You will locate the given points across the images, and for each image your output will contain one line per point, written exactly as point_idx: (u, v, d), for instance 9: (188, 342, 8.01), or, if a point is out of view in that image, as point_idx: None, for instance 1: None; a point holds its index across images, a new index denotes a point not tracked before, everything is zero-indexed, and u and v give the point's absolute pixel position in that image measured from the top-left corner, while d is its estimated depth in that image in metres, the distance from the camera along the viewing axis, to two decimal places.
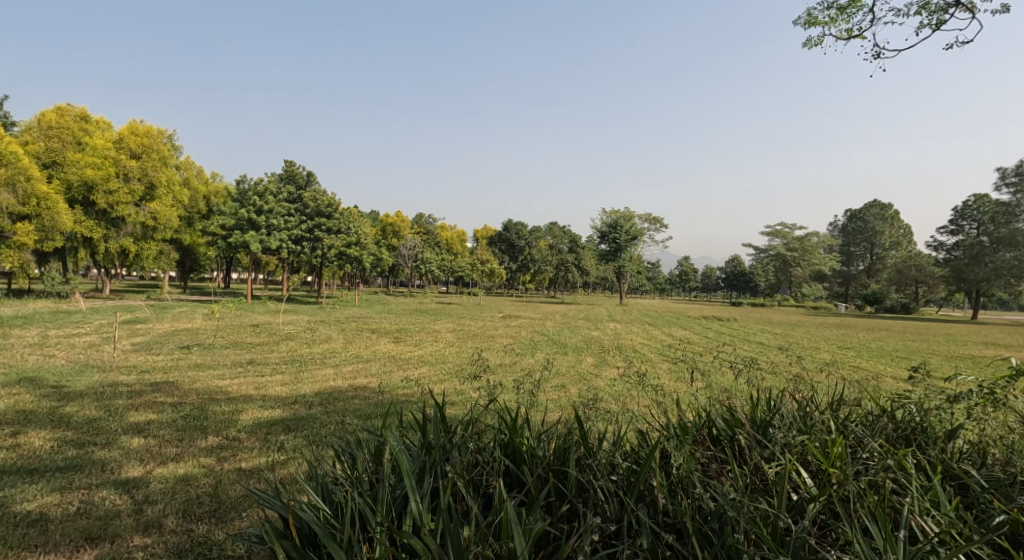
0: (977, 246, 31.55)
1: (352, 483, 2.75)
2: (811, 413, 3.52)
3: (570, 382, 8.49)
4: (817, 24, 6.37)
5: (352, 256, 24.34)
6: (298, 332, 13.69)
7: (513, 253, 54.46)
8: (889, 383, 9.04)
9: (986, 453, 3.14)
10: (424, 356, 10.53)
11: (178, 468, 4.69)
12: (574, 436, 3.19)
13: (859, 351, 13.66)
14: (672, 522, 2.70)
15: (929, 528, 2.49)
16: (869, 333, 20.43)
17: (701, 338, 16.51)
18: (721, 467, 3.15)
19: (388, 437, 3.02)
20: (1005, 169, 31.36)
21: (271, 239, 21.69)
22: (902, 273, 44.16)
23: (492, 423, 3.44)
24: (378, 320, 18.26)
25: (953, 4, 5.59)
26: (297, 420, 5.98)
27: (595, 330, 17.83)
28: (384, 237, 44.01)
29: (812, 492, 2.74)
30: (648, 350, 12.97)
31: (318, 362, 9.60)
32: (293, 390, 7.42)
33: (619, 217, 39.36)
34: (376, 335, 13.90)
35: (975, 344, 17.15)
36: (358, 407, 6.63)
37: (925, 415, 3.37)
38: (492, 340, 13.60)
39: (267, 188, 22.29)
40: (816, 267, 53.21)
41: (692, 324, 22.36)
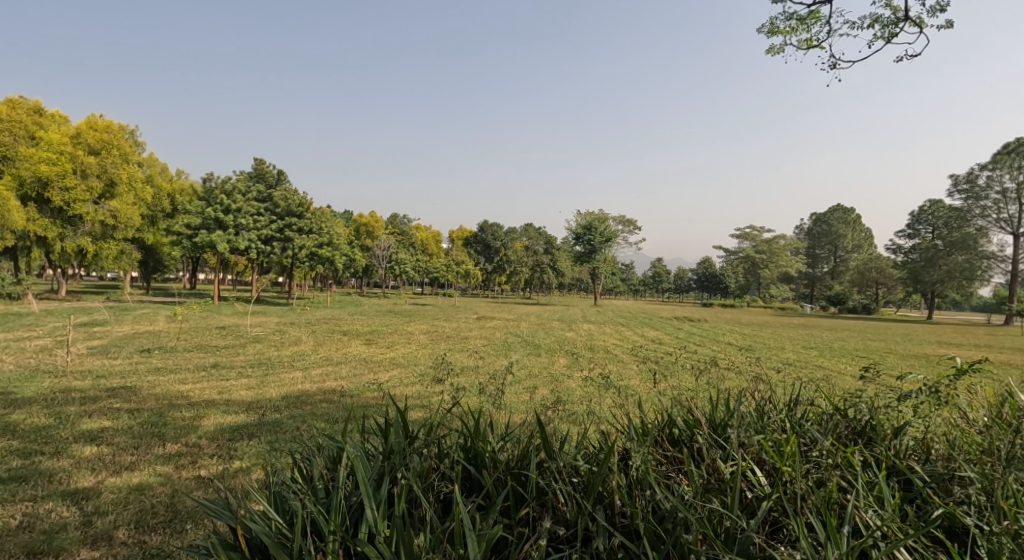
0: (933, 249, 32.87)
1: (306, 491, 2.73)
2: (768, 412, 3.60)
3: (540, 383, 8.56)
4: (779, 33, 6.57)
5: (324, 256, 23.99)
6: (266, 334, 13.46)
7: (488, 254, 54.49)
8: (847, 382, 9.38)
9: (931, 449, 3.24)
10: (395, 359, 10.47)
11: (133, 478, 4.56)
12: (534, 439, 3.21)
13: (821, 351, 14.13)
14: (629, 524, 2.74)
15: (871, 523, 2.57)
16: (832, 333, 21.14)
17: (672, 339, 16.84)
18: (677, 467, 3.21)
19: (347, 443, 3.00)
20: (957, 176, 32.52)
21: (239, 239, 21.14)
22: (863, 275, 45.63)
23: (453, 425, 3.44)
24: (350, 322, 18.03)
25: (903, 19, 5.83)
26: (261, 425, 5.87)
27: (568, 331, 18.01)
28: (358, 238, 43.54)
29: (764, 491, 2.82)
30: (619, 350, 13.17)
31: (286, 365, 9.46)
32: (259, 394, 7.30)
33: (594, 219, 39.66)
34: (347, 337, 13.74)
35: (930, 343, 17.91)
36: (325, 410, 6.57)
37: (875, 413, 3.48)
38: (465, 342, 13.57)
39: (236, 187, 21.85)
40: (783, 268, 54.52)
41: (664, 325, 22.69)
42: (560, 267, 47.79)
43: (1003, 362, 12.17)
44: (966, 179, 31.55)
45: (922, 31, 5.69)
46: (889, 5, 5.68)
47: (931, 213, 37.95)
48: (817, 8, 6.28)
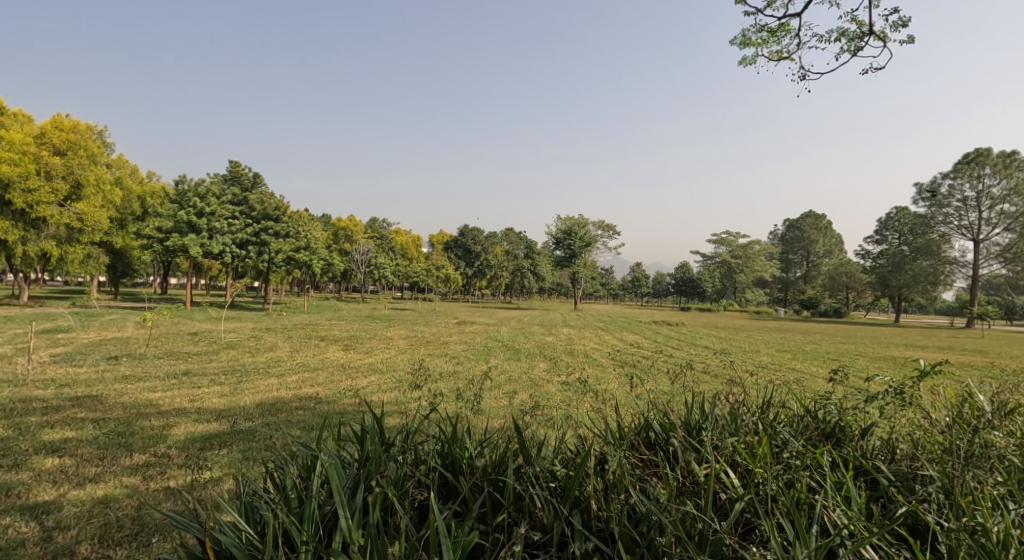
0: (899, 255, 33.84)
1: (278, 501, 2.67)
2: (741, 414, 3.65)
3: (520, 388, 8.55)
4: (751, 44, 6.72)
5: (301, 261, 23.68)
6: (240, 340, 13.20)
7: (468, 258, 54.35)
8: (818, 384, 9.61)
9: (896, 449, 3.32)
10: (374, 364, 10.37)
11: (97, 490, 4.42)
12: (512, 444, 3.21)
13: (795, 354, 14.44)
14: (604, 528, 2.74)
15: (839, 522, 2.62)
16: (805, 337, 21.63)
17: (650, 343, 17.02)
18: (653, 470, 3.23)
19: (321, 451, 2.96)
20: (921, 184, 33.60)
21: (213, 243, 20.67)
22: (834, 280, 46.72)
23: (430, 431, 3.41)
24: (327, 327, 17.81)
25: (868, 33, 6.01)
26: (233, 434, 5.75)
27: (548, 336, 18.07)
28: (336, 242, 43.04)
29: (737, 492, 2.85)
30: (598, 355, 13.26)
31: (261, 372, 9.28)
32: (232, 401, 7.15)
33: (574, 224, 39.79)
34: (324, 342, 13.55)
35: (899, 345, 18.46)
36: (300, 417, 6.47)
37: (844, 415, 3.56)
38: (445, 347, 13.51)
39: (210, 190, 21.34)
40: (758, 273, 55.49)
41: (642, 329, 22.89)
42: (540, 272, 47.93)
43: (967, 363, 12.60)
44: (930, 188, 32.54)
45: (887, 44, 5.88)
46: (855, 20, 5.86)
47: (897, 219, 39.09)
48: (787, 21, 6.43)
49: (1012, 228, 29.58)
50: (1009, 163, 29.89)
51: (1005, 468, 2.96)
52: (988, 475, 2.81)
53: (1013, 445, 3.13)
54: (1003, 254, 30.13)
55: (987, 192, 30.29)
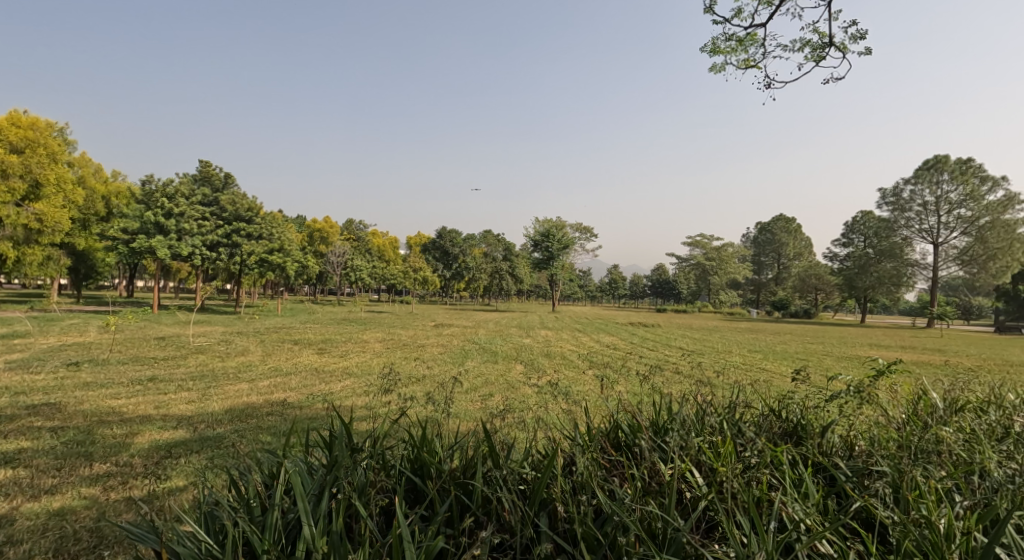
0: (864, 257, 34.77)
1: (240, 510, 2.63)
2: (707, 414, 3.72)
3: (496, 391, 8.55)
4: (719, 53, 6.87)
5: (274, 263, 23.35)
6: (210, 344, 12.91)
7: (446, 260, 54.07)
8: (786, 384, 9.83)
9: (854, 446, 3.41)
10: (348, 369, 10.23)
11: (53, 502, 4.28)
12: (480, 449, 3.20)
13: (765, 355, 14.75)
14: (570, 529, 2.75)
15: (795, 517, 2.68)
16: (776, 337, 22.19)
17: (626, 344, 17.25)
18: (620, 471, 3.26)
19: (287, 458, 2.91)
20: (885, 190, 34.65)
21: (182, 244, 20.10)
22: (804, 281, 47.88)
23: (399, 435, 3.39)
24: (301, 330, 17.55)
25: (829, 44, 6.21)
26: (202, 440, 5.63)
27: (525, 338, 18.16)
28: (310, 244, 42.42)
29: (701, 490, 2.91)
30: (574, 356, 13.38)
31: (230, 377, 9.08)
32: (201, 408, 6.99)
33: (552, 226, 39.96)
34: (298, 346, 13.35)
35: (864, 345, 19.00)
36: (270, 423, 6.37)
37: (805, 414, 3.65)
38: (421, 350, 13.46)
39: (178, 190, 20.66)
40: (731, 275, 56.45)
41: (618, 330, 23.10)
42: (518, 274, 48.00)
43: (926, 362, 13.05)
44: (893, 192, 33.60)
45: (846, 56, 6.08)
46: (817, 31, 6.03)
47: (862, 223, 40.31)
48: (755, 31, 6.58)
49: (968, 232, 30.73)
50: (965, 170, 31.09)
51: (952, 462, 3.09)
52: (939, 471, 2.91)
53: (961, 440, 3.26)
54: (960, 257, 31.19)
55: (945, 197, 31.43)
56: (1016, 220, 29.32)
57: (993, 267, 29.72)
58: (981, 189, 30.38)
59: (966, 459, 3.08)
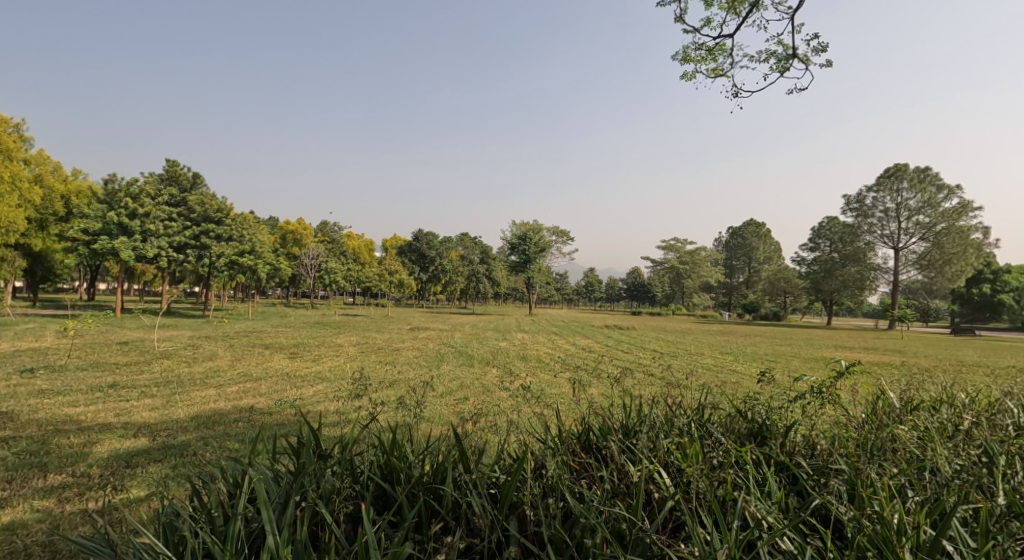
0: (830, 261, 35.57)
1: (201, 520, 2.58)
2: (676, 416, 3.77)
3: (472, 394, 8.56)
4: (690, 61, 7.01)
5: (245, 265, 22.90)
6: (176, 349, 12.59)
7: (422, 263, 53.55)
8: (753, 384, 10.08)
9: (817, 445, 3.49)
10: (321, 373, 10.10)
11: (4, 516, 4.12)
12: (450, 452, 3.19)
13: (735, 356, 15.11)
14: (538, 533, 2.76)
15: (757, 515, 2.73)
16: (745, 339, 22.75)
17: (601, 346, 17.44)
18: (589, 473, 3.29)
19: (252, 466, 2.86)
20: (850, 196, 35.57)
21: (147, 246, 19.53)
22: (773, 285, 49.36)
23: (368, 440, 3.35)
24: (273, 334, 17.26)
25: (794, 55, 6.38)
26: (165, 449, 5.47)
27: (502, 341, 18.18)
28: (283, 246, 41.74)
29: (668, 491, 2.95)
30: (550, 359, 13.48)
31: (198, 383, 8.86)
32: (165, 415, 6.80)
33: (528, 229, 40.12)
34: (269, 350, 13.10)
35: (830, 346, 19.59)
36: (238, 430, 6.24)
37: (770, 415, 3.73)
38: (396, 354, 13.37)
39: (144, 190, 20.04)
40: (704, 278, 57.43)
41: (594, 333, 23.29)
42: (495, 277, 48.10)
43: (886, 362, 13.56)
44: (857, 199, 34.62)
45: (809, 68, 6.27)
46: (782, 43, 6.22)
47: (828, 229, 41.45)
48: (723, 40, 6.73)
49: (926, 237, 31.83)
50: (923, 178, 32.17)
51: (907, 460, 3.20)
52: (894, 469, 3.00)
53: (915, 437, 3.38)
54: (918, 262, 32.28)
55: (904, 204, 32.54)
56: (970, 226, 30.53)
57: (949, 271, 30.91)
58: (937, 197, 31.53)
59: (917, 455, 3.20)
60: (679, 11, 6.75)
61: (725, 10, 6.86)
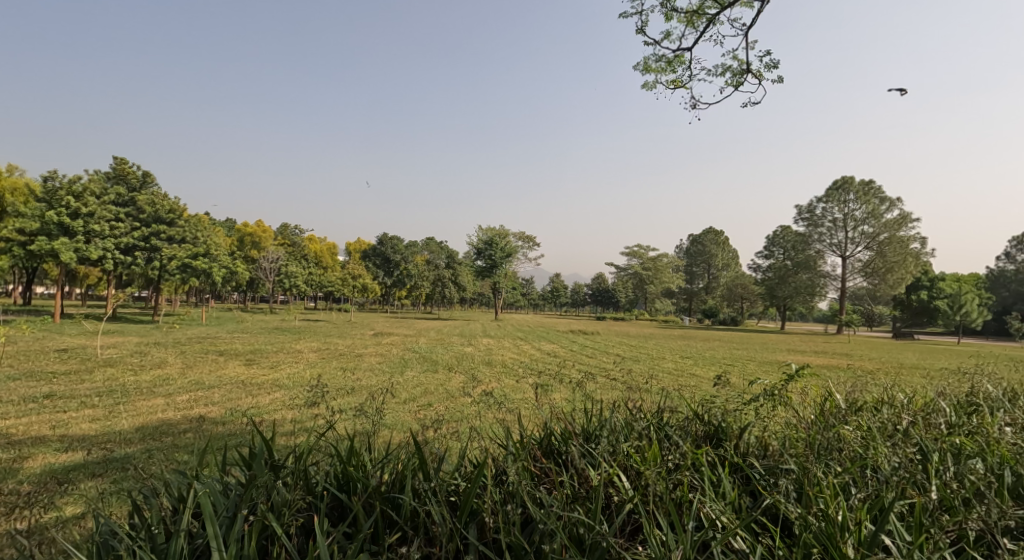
0: (783, 268, 36.78)
1: (141, 540, 2.47)
2: (635, 420, 3.82)
3: (435, 401, 8.49)
4: (651, 71, 7.17)
5: (198, 268, 22.17)
6: (122, 357, 12.05)
7: (388, 267, 54.38)
8: (710, 388, 10.32)
9: (769, 445, 3.60)
10: (278, 381, 9.84)
11: None
12: (409, 460, 3.15)
13: (695, 360, 15.47)
14: (497, 540, 2.76)
15: (712, 516, 2.79)
16: (704, 344, 23.36)
17: (566, 351, 17.60)
18: (549, 479, 3.29)
19: (198, 481, 2.75)
20: (801, 207, 36.86)
21: (91, 247, 18.68)
22: (731, 291, 50.87)
23: (325, 450, 3.28)
24: (228, 340, 16.72)
25: (747, 70, 6.58)
26: (106, 463, 5.23)
27: (467, 346, 18.15)
28: (241, 249, 40.65)
29: (627, 493, 2.99)
30: (514, 364, 13.51)
31: (145, 392, 8.51)
32: (107, 427, 6.50)
33: (494, 234, 40.19)
34: (223, 358, 12.68)
35: (784, 350, 20.29)
36: (186, 441, 6.01)
37: (727, 418, 3.82)
38: (358, 360, 13.15)
39: (88, 188, 19.13)
40: (666, 284, 58.68)
41: (559, 338, 23.44)
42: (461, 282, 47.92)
43: (835, 365, 14.15)
44: (808, 210, 36.01)
45: (761, 83, 6.51)
46: (736, 58, 6.45)
47: (782, 237, 42.95)
48: (682, 53, 6.92)
49: (870, 246, 33.32)
50: (867, 191, 33.71)
51: (851, 459, 3.33)
52: (839, 470, 3.12)
53: (860, 437, 3.53)
54: (863, 269, 33.72)
55: (851, 215, 34.03)
56: (909, 237, 32.18)
57: (891, 279, 32.42)
58: (880, 208, 33.07)
59: (861, 454, 3.34)
60: (640, 23, 6.96)
61: (684, 23, 7.05)
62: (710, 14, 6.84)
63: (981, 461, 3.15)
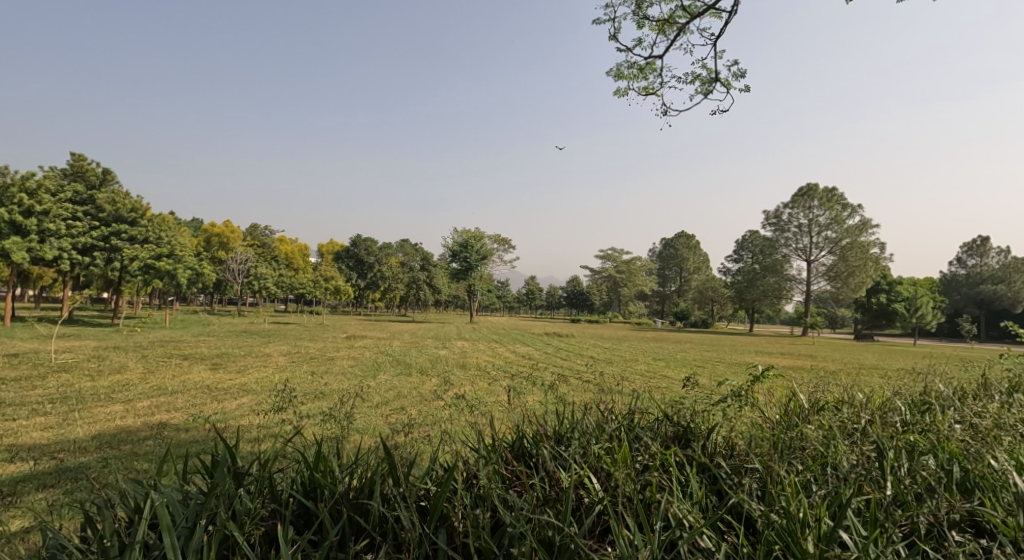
0: (752, 272, 37.57)
1: (96, 554, 2.40)
2: (606, 421, 3.86)
3: (408, 404, 8.41)
4: (623, 78, 7.26)
5: (162, 270, 21.53)
6: (80, 362, 11.60)
7: (361, 269, 53.33)
8: (681, 390, 10.44)
9: (736, 445, 3.66)
10: (245, 386, 9.61)
11: None
12: (377, 466, 3.11)
13: (667, 362, 15.62)
14: (466, 544, 2.75)
15: (679, 515, 2.83)
16: (676, 345, 23.62)
17: (540, 354, 17.62)
18: (519, 482, 3.30)
19: (156, 491, 2.67)
20: (768, 213, 37.64)
21: (46, 247, 18.01)
22: (703, 294, 51.74)
23: (291, 457, 3.21)
24: (194, 344, 16.26)
25: (716, 80, 6.72)
26: (59, 473, 5.02)
27: (441, 349, 18.02)
28: (208, 250, 39.63)
29: (596, 496, 3.00)
30: (488, 367, 13.44)
31: (103, 398, 8.21)
32: (61, 435, 6.25)
33: (470, 237, 40.00)
34: (188, 362, 12.32)
35: (753, 352, 20.66)
36: (146, 449, 5.83)
37: (696, 420, 3.88)
38: (330, 363, 12.94)
39: (42, 185, 18.45)
40: (639, 287, 59.43)
41: (534, 341, 23.48)
42: (436, 284, 47.39)
43: (800, 366, 14.50)
44: (774, 215, 36.85)
45: (729, 92, 6.65)
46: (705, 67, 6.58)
47: (751, 241, 43.86)
48: (653, 61, 7.04)
49: (834, 251, 34.32)
50: (831, 198, 34.68)
51: (813, 458, 3.41)
52: (801, 470, 3.19)
53: (822, 435, 3.62)
54: (827, 273, 34.70)
55: (815, 221, 34.98)
56: (870, 242, 33.25)
57: (853, 283, 33.46)
58: (843, 215, 34.09)
59: (822, 452, 3.42)
60: (613, 30, 7.08)
61: (656, 31, 7.16)
62: (681, 24, 6.96)
63: (932, 456, 3.28)
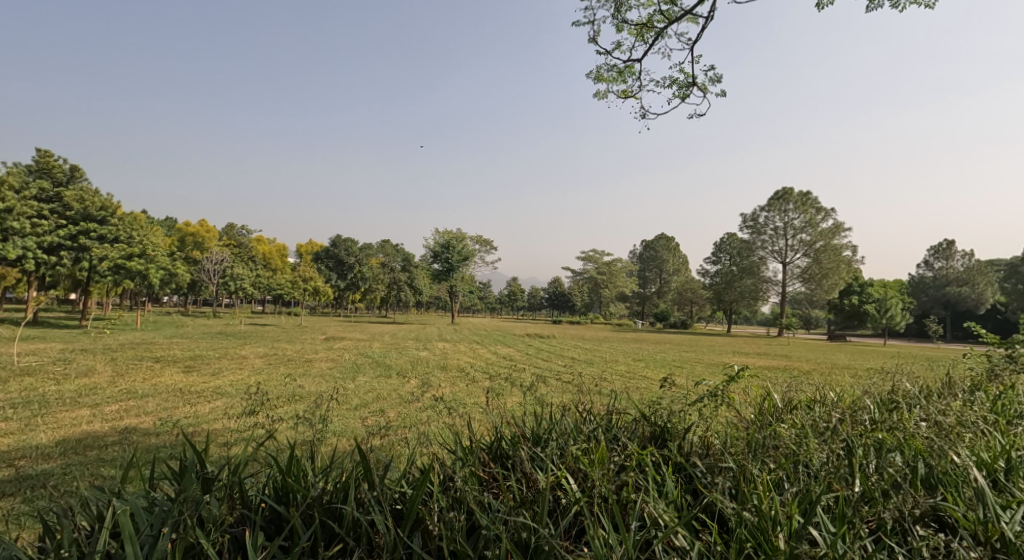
0: (729, 273, 38.13)
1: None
2: (584, 422, 3.86)
3: (387, 407, 8.33)
4: (602, 81, 7.29)
5: (133, 270, 21.03)
6: (46, 365, 11.27)
7: (341, 270, 52.59)
8: (659, 392, 10.51)
9: (712, 443, 3.69)
10: (218, 388, 9.43)
11: None
12: (351, 470, 3.06)
13: (647, 363, 15.75)
14: (442, 547, 2.71)
15: (654, 515, 2.83)
16: (655, 346, 23.78)
17: (521, 355, 17.60)
18: (495, 484, 3.27)
19: (120, 498, 2.60)
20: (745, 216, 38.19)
21: (10, 246, 17.53)
22: (682, 295, 52.27)
23: (264, 461, 3.15)
24: (165, 346, 15.86)
25: (694, 83, 6.79)
26: (19, 480, 4.87)
27: (422, 351, 17.90)
28: (183, 249, 38.77)
29: (573, 496, 2.98)
30: (469, 369, 13.38)
31: (69, 402, 7.98)
32: (22, 441, 6.06)
33: (451, 238, 39.85)
34: (160, 365, 12.04)
35: (730, 353, 20.92)
36: (111, 454, 5.67)
37: (672, 420, 3.90)
38: (307, 365, 12.78)
39: (7, 182, 17.95)
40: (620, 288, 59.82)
41: (515, 342, 23.47)
42: (417, 285, 47.06)
43: (775, 366, 14.72)
44: (751, 218, 37.42)
45: (705, 96, 6.74)
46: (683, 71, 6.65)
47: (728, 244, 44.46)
48: (632, 64, 7.09)
49: (808, 253, 34.98)
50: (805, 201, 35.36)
51: (786, 455, 3.44)
52: (773, 468, 3.22)
53: (796, 434, 3.66)
54: (801, 275, 35.38)
55: (790, 223, 35.67)
56: (841, 245, 34.07)
57: (826, 284, 34.29)
58: (817, 218, 34.80)
59: (794, 451, 3.46)
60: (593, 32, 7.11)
61: (634, 35, 7.22)
62: (659, 28, 7.02)
63: (898, 453, 3.35)
